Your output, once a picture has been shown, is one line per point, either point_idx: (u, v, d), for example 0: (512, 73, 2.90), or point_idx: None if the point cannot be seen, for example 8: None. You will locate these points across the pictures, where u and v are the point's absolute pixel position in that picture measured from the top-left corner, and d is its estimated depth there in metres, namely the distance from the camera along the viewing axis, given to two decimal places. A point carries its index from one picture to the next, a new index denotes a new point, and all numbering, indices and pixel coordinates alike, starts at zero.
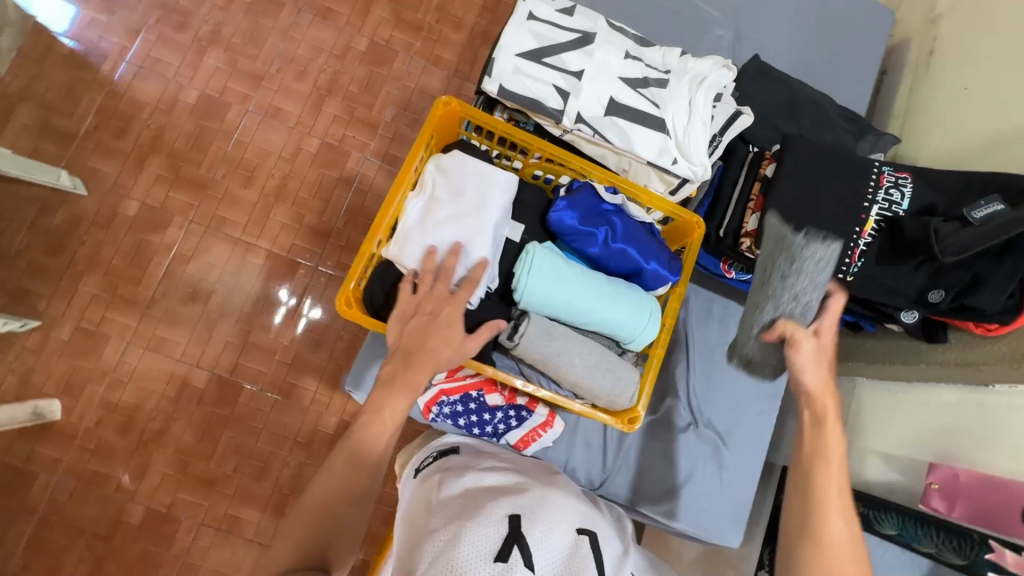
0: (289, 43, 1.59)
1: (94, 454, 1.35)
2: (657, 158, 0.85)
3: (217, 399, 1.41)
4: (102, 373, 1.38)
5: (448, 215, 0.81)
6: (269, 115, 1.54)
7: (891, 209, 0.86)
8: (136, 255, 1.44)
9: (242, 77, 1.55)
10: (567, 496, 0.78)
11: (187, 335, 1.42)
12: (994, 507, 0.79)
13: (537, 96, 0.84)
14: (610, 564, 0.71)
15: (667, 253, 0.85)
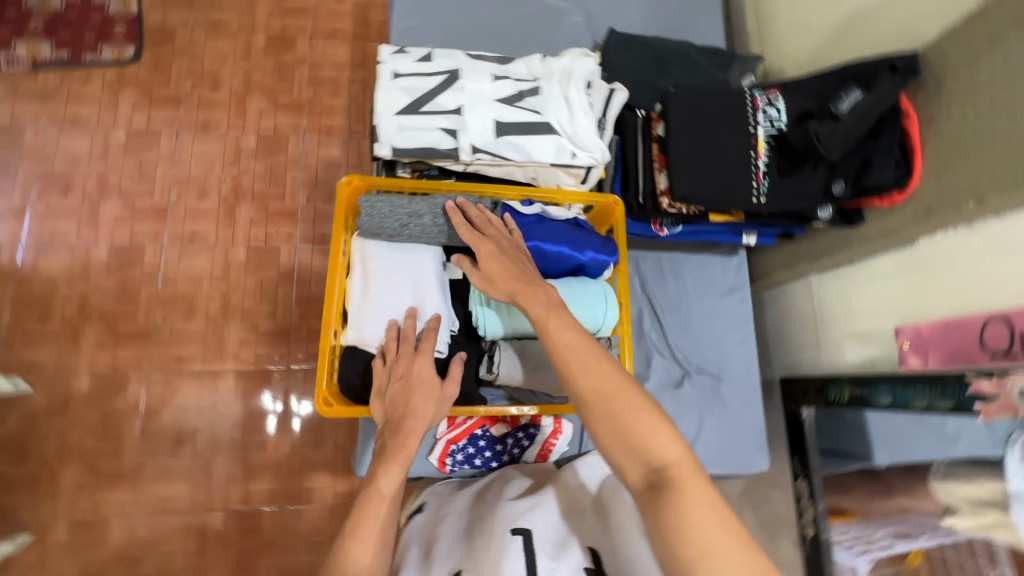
0: (179, 166, 1.65)
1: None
2: (558, 158, 0.89)
3: (239, 536, 1.43)
4: (115, 558, 1.40)
5: (393, 282, 0.84)
6: (186, 243, 1.59)
7: (773, 126, 0.94)
8: (106, 428, 1.47)
9: (145, 215, 1.61)
10: (512, 503, 0.84)
11: (187, 485, 1.45)
12: (959, 345, 0.86)
13: (430, 144, 0.88)
14: (549, 557, 0.75)
15: (599, 238, 0.89)
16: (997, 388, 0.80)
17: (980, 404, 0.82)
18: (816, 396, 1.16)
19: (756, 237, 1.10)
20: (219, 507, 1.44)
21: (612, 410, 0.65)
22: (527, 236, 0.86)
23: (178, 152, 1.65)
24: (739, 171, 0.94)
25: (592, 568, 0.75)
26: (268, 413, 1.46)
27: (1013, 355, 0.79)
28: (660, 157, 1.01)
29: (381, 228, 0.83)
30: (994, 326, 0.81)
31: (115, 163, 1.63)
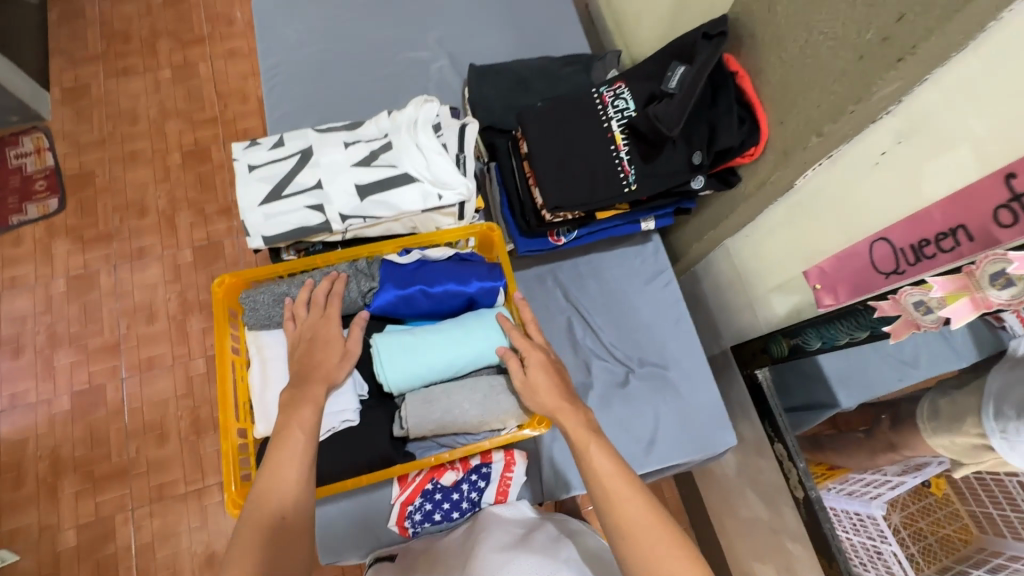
0: (123, 298, 1.67)
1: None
2: (426, 203, 0.91)
3: None
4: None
5: (286, 364, 0.85)
6: (145, 370, 1.60)
7: (625, 116, 0.96)
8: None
9: (99, 354, 1.61)
10: (490, 558, 0.79)
11: None
12: (860, 274, 0.84)
13: (299, 223, 0.90)
14: None
15: (484, 266, 0.91)
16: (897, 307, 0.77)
17: (889, 326, 0.80)
18: (763, 357, 1.15)
19: (653, 220, 1.12)
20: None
21: (645, 550, 0.65)
22: (411, 282, 0.87)
23: (119, 285, 1.67)
24: (604, 167, 0.96)
25: None
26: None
27: (903, 273, 0.77)
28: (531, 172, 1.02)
29: (265, 317, 0.86)
30: (879, 247, 0.80)
31: (60, 312, 1.65)
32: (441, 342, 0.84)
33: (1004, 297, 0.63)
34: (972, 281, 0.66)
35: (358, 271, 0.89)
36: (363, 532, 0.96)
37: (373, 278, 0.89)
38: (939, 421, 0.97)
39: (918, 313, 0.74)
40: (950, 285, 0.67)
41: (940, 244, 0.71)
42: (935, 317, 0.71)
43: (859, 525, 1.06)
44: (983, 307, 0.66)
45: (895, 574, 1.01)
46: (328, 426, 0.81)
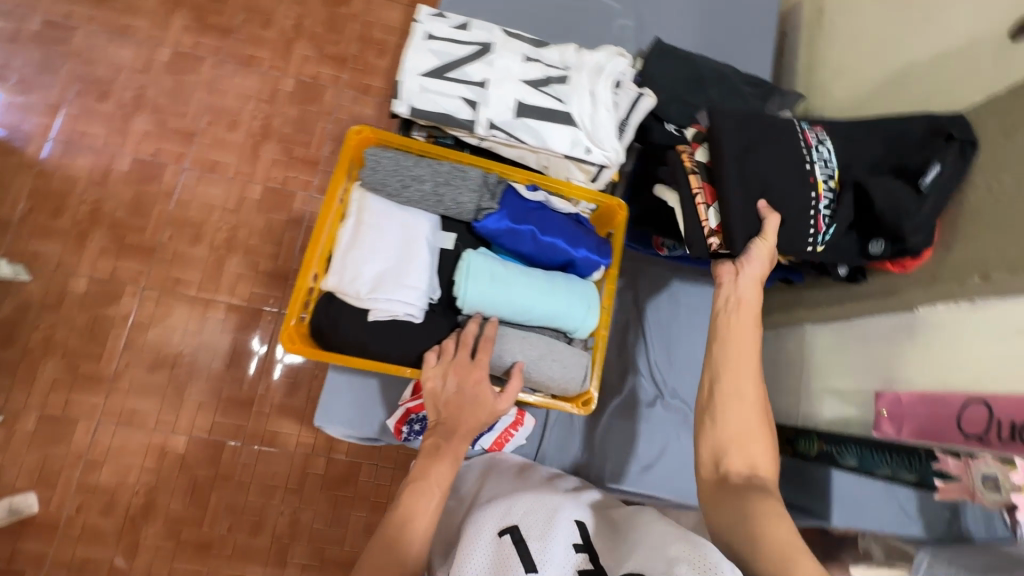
0: (215, 95, 1.68)
1: (80, 540, 1.44)
2: (571, 150, 0.89)
3: (198, 460, 1.52)
4: (75, 458, 1.48)
5: (377, 237, 0.84)
6: (207, 170, 1.63)
7: (828, 168, 0.91)
8: (93, 331, 1.54)
9: (173, 136, 1.64)
10: (491, 503, 0.84)
11: (157, 404, 1.53)
12: (935, 420, 0.83)
13: (447, 110, 0.88)
14: (541, 535, 0.77)
15: (596, 238, 0.89)
16: (962, 470, 0.80)
17: (942, 482, 0.82)
18: (785, 445, 1.15)
19: None
20: (185, 431, 1.52)
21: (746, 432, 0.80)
22: (525, 220, 0.86)
23: (217, 82, 1.68)
24: (798, 216, 0.89)
25: (581, 544, 0.78)
26: (254, 353, 1.53)
27: (986, 442, 0.76)
28: (703, 182, 0.92)
29: (382, 184, 0.83)
30: (975, 408, 0.78)
31: (155, 79, 1.66)
32: (525, 288, 0.83)
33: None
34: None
35: (484, 182, 0.85)
36: (360, 418, 1.00)
37: (494, 198, 0.86)
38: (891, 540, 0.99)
39: (983, 486, 0.76)
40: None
41: None
42: (998, 498, 0.74)
43: None
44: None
45: None
46: (390, 311, 0.82)
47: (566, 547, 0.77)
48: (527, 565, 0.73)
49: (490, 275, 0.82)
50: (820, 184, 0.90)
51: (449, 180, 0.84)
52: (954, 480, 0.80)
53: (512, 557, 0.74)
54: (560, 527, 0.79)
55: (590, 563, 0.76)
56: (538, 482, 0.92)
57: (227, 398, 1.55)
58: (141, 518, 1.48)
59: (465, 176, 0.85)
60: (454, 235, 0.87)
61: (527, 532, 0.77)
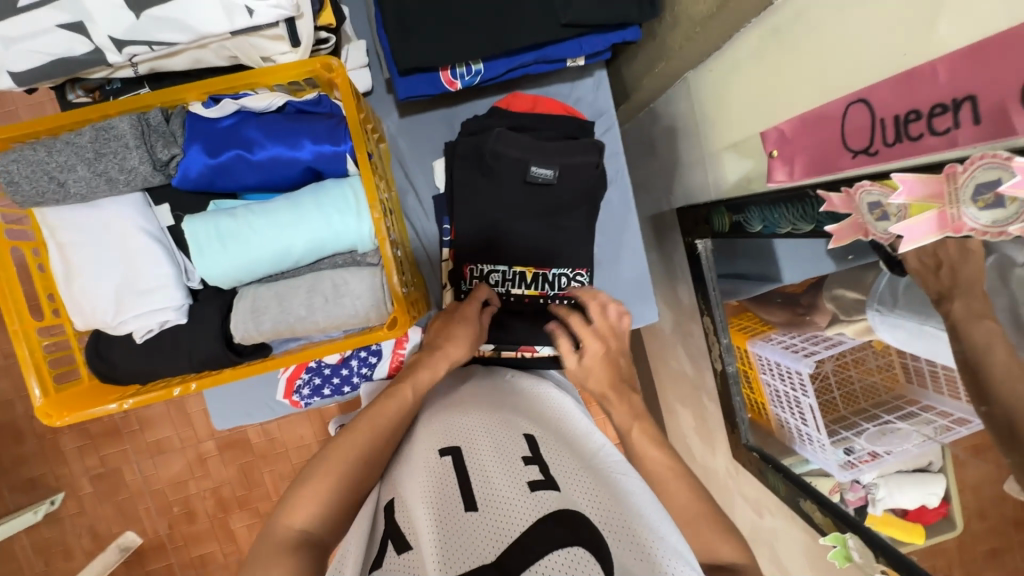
0: None
1: (188, 545, 1.66)
2: (232, 24, 0.64)
3: (235, 453, 1.64)
4: (141, 495, 1.63)
5: (88, 253, 0.69)
6: None
7: (500, 275, 0.89)
8: None
9: None
10: (431, 427, 0.69)
11: (173, 427, 1.61)
12: (821, 144, 0.63)
13: (57, 53, 0.64)
14: (491, 454, 0.61)
15: (326, 122, 0.68)
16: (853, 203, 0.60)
17: (833, 226, 0.63)
18: (705, 228, 0.98)
19: (582, 57, 0.84)
20: (208, 436, 1.62)
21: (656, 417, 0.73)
22: (225, 147, 0.66)
23: None
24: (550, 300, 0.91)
25: (532, 456, 0.61)
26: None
27: (875, 155, 0.56)
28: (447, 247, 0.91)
29: (38, 194, 0.64)
30: (855, 112, 0.57)
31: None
32: (264, 228, 0.67)
33: (979, 221, 0.47)
34: (949, 193, 0.48)
35: (143, 129, 0.64)
36: (257, 406, 0.96)
37: (174, 141, 0.66)
38: (844, 274, 0.71)
39: (871, 217, 0.57)
40: (920, 190, 0.51)
41: (932, 121, 0.49)
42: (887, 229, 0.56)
43: (788, 378, 0.90)
44: (949, 229, 0.50)
45: (808, 421, 0.89)
46: (148, 325, 0.70)
47: (513, 461, 0.59)
48: (466, 485, 0.57)
49: (212, 244, 0.66)
50: (531, 259, 0.90)
51: (103, 151, 0.63)
52: (845, 220, 0.61)
53: (452, 479, 0.58)
54: (511, 441, 0.63)
55: (539, 473, 0.57)
56: (487, 397, 0.76)
57: None
58: (221, 512, 1.65)
59: (116, 134, 0.63)
60: (166, 206, 0.70)
61: (472, 451, 0.62)
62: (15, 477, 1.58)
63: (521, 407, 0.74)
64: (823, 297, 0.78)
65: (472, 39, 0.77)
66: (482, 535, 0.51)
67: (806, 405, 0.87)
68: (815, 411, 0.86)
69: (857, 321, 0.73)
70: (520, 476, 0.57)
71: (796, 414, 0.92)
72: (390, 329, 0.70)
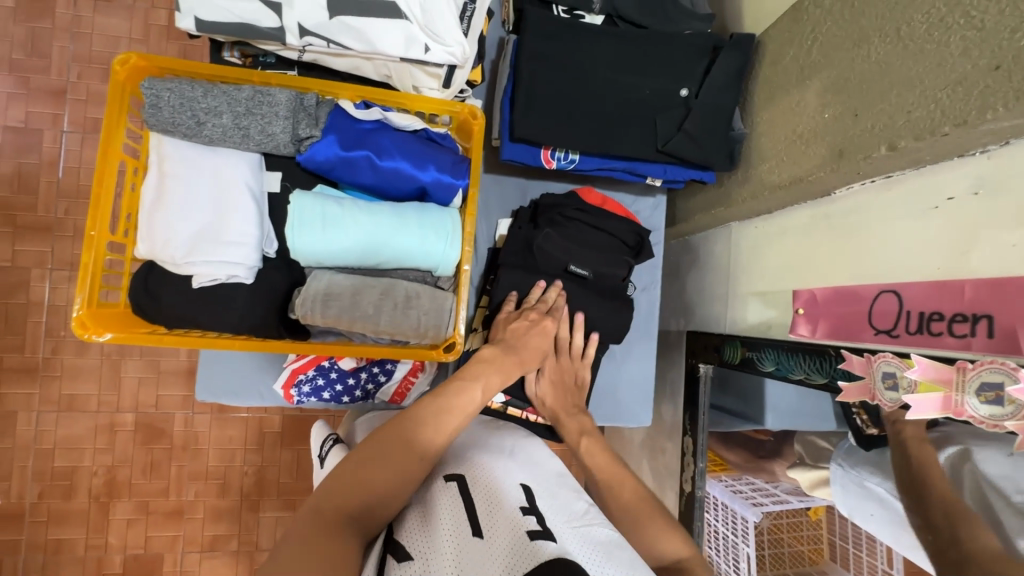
0: (80, 41, 1.41)
1: (50, 525, 1.45)
2: (406, 52, 0.73)
3: (150, 436, 1.49)
4: (25, 449, 1.44)
5: (184, 189, 0.71)
6: (90, 132, 1.41)
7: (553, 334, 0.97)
8: (9, 322, 1.42)
9: (42, 95, 1.39)
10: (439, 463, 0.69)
11: (96, 386, 1.47)
12: (847, 316, 0.75)
13: (246, 18, 0.71)
14: (494, 484, 0.62)
15: (451, 155, 0.75)
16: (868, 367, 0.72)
17: (844, 382, 0.75)
18: (713, 354, 1.07)
19: (660, 179, 0.97)
20: (129, 409, 1.48)
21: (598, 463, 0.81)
22: (359, 145, 0.72)
23: (77, 22, 1.40)
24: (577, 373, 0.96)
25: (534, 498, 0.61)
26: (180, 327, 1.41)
27: (895, 337, 0.68)
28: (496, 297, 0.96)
29: (172, 123, 0.68)
30: (884, 299, 0.70)
31: (4, 29, 1.37)
32: (366, 226, 0.71)
33: (979, 411, 0.57)
34: (958, 381, 0.59)
35: (297, 106, 0.70)
36: (249, 386, 0.94)
37: (316, 123, 0.71)
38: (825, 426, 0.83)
39: (882, 385, 0.69)
40: (931, 372, 0.61)
41: (953, 325, 0.61)
42: (895, 397, 0.67)
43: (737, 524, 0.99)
44: (950, 411, 0.60)
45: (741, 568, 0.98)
46: (212, 275, 0.71)
47: (516, 499, 0.59)
48: (472, 509, 0.57)
49: (314, 226, 0.70)
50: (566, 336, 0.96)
51: (252, 110, 0.68)
52: (857, 379, 0.73)
53: (459, 501, 0.58)
54: (513, 483, 0.63)
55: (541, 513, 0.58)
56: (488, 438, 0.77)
57: (168, 371, 1.51)
58: (107, 496, 1.47)
59: (271, 101, 0.69)
60: (278, 174, 0.76)
61: (477, 479, 0.63)
62: None
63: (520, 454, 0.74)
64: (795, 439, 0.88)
65: (579, 132, 0.89)
66: (488, 561, 0.50)
67: (744, 553, 0.97)
68: (750, 561, 0.96)
69: (822, 468, 0.83)
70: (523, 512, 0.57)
71: (730, 559, 1.01)
72: (443, 352, 0.77)
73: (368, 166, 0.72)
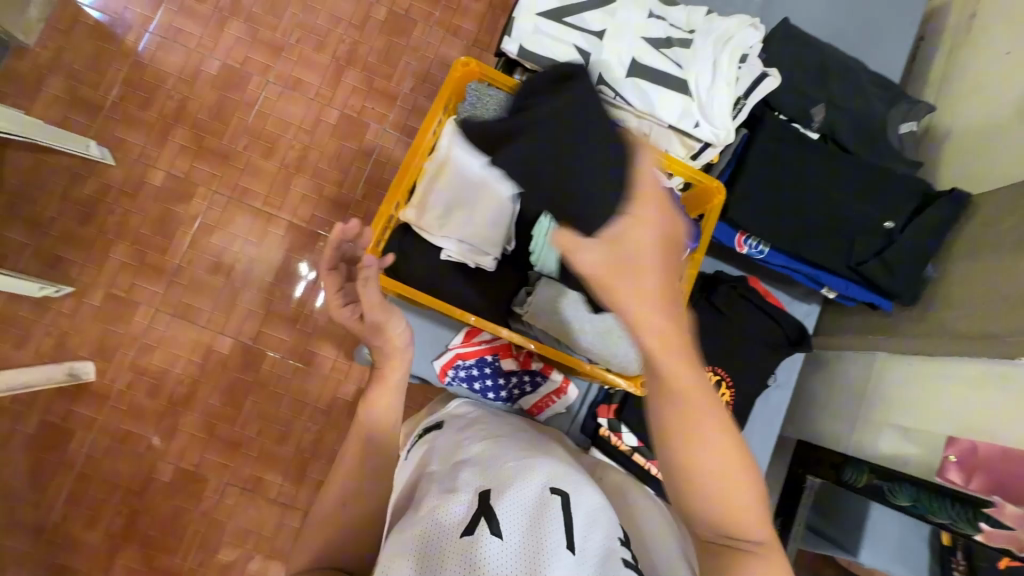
0: (309, 12, 1.62)
1: (126, 414, 1.47)
2: (678, 122, 0.84)
3: (241, 363, 1.50)
4: (131, 339, 1.48)
5: (463, 177, 0.84)
6: (289, 87, 1.58)
7: None
8: (162, 224, 1.52)
9: (262, 47, 1.59)
10: (546, 457, 0.73)
11: (210, 303, 1.51)
12: (1011, 477, 0.79)
13: (558, 57, 0.84)
14: (591, 511, 0.65)
15: (686, 219, 0.84)
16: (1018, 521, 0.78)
17: (984, 524, 0.81)
18: (829, 471, 1.10)
19: (835, 293, 1.03)
20: (232, 334, 1.51)
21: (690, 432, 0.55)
22: None
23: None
24: None
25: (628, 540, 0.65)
26: (301, 276, 1.49)
27: None
28: None
29: (477, 123, 0.81)
30: None
31: None
32: None
33: None
34: None
35: None
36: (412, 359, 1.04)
37: None
38: None
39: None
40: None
41: None
42: None
43: None
44: None
45: None
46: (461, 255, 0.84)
47: (612, 537, 0.64)
48: (572, 525, 0.61)
49: (557, 241, 0.82)
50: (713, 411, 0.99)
51: None
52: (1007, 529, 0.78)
53: (560, 509, 0.63)
54: (608, 517, 0.66)
55: (632, 556, 0.62)
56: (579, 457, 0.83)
57: (275, 310, 1.52)
58: (182, 406, 1.48)
59: None
60: (535, 193, 0.86)
61: (580, 497, 0.66)
62: (44, 247, 1.47)
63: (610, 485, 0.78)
64: None
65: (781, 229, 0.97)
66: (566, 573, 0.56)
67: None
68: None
69: None
70: (614, 550, 0.62)
71: None
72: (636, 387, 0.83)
73: None
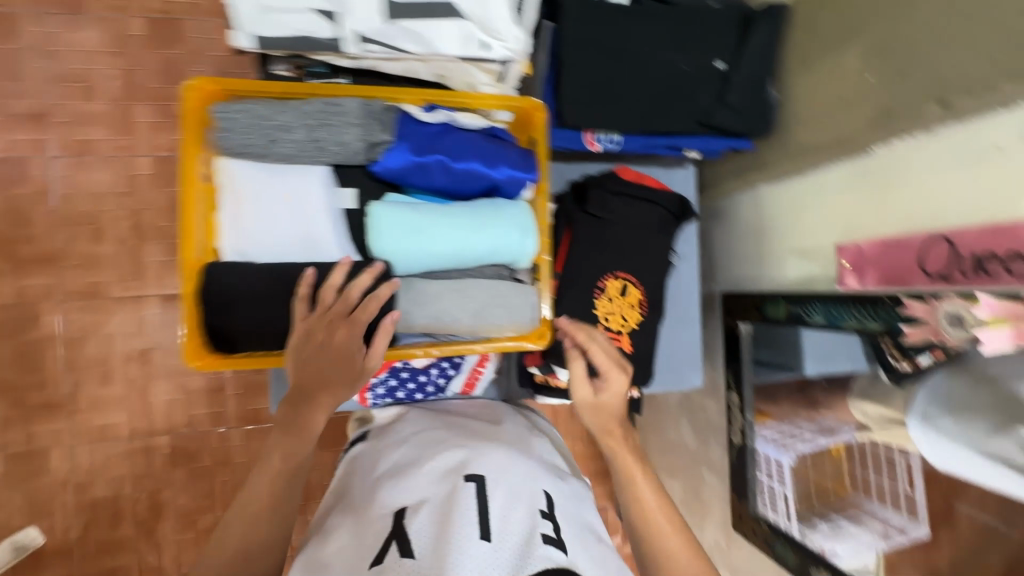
0: (54, 57, 1.29)
1: (100, 557, 1.31)
2: (465, 50, 0.74)
3: (187, 455, 1.36)
4: (61, 485, 1.30)
5: (262, 210, 0.71)
6: (79, 155, 1.29)
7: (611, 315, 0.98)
8: (24, 359, 1.29)
9: (20, 120, 1.27)
10: (460, 452, 0.76)
11: (126, 414, 1.34)
12: (900, 265, 0.81)
13: (303, 30, 0.71)
14: (508, 495, 0.69)
15: (517, 151, 0.77)
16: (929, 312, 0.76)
17: (907, 327, 0.79)
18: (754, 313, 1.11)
19: (699, 151, 1.00)
20: (164, 431, 1.35)
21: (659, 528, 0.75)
22: (430, 150, 0.72)
23: (48, 38, 1.28)
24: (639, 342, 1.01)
25: (546, 512, 0.69)
26: None
27: (949, 279, 0.74)
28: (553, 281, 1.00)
29: (244, 144, 0.68)
30: (937, 246, 0.75)
31: None
32: (449, 229, 0.73)
33: None
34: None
35: (366, 113, 0.69)
36: None
37: (386, 129, 0.71)
38: (874, 389, 0.91)
39: (947, 324, 0.73)
40: (999, 310, 0.67)
41: (1009, 264, 0.67)
42: (962, 334, 0.71)
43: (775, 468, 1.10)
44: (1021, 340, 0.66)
45: (784, 507, 1.08)
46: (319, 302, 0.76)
47: (529, 511, 0.68)
48: (484, 514, 0.65)
49: (397, 228, 0.72)
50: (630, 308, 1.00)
51: (324, 120, 0.68)
52: (919, 323, 0.77)
53: (474, 503, 0.66)
54: (524, 493, 0.70)
55: (551, 528, 0.66)
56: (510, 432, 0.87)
57: (198, 389, 1.36)
58: (152, 520, 1.34)
59: (340, 109, 0.69)
60: (352, 191, 0.74)
61: (495, 485, 0.70)
62: None
63: (535, 455, 0.82)
64: (851, 408, 0.96)
65: (626, 113, 0.91)
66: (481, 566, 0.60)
67: (782, 494, 1.08)
68: (788, 501, 1.07)
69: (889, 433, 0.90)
70: (533, 523, 0.66)
71: (772, 500, 1.11)
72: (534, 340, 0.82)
73: (443, 169, 0.73)
